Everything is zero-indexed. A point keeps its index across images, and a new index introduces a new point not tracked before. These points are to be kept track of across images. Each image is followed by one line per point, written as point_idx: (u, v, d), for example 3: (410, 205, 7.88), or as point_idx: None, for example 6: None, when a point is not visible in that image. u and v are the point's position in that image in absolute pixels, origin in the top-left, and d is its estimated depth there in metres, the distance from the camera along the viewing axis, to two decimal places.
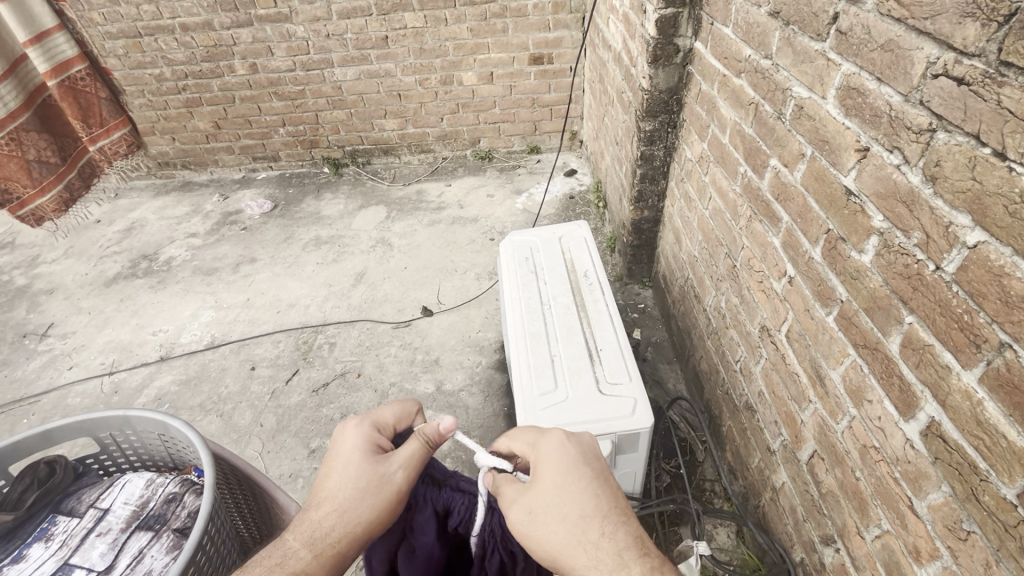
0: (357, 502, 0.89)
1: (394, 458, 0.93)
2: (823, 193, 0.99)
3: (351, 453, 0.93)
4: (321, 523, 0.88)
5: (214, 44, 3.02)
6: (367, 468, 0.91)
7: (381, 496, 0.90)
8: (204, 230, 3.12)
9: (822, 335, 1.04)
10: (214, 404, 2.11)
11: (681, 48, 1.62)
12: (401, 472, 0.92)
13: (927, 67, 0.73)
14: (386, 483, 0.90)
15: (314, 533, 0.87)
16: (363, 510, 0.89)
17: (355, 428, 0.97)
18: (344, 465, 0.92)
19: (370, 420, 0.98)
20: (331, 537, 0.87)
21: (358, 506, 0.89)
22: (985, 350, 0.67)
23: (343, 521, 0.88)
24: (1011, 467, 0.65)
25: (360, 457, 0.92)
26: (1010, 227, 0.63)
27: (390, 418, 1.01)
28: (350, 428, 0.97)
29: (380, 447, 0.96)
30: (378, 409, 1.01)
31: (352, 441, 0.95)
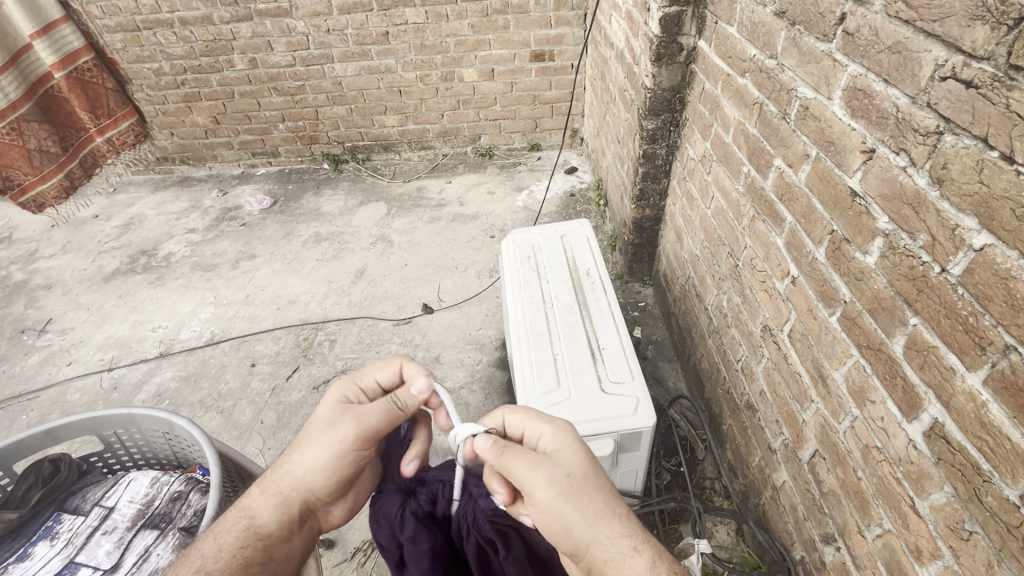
0: (312, 448, 0.94)
1: (355, 411, 0.94)
2: (828, 194, 0.99)
3: (324, 404, 0.99)
4: (286, 470, 0.96)
5: (213, 39, 3.00)
6: (327, 421, 0.95)
7: (331, 445, 0.93)
8: (203, 226, 3.11)
9: (825, 335, 1.04)
10: (215, 400, 2.11)
11: (685, 47, 1.62)
12: (351, 422, 0.93)
13: (935, 70, 0.73)
14: (337, 433, 0.93)
15: (279, 476, 0.96)
16: (319, 457, 0.93)
17: (338, 382, 1.02)
18: (316, 415, 0.98)
19: (350, 379, 1.02)
20: (289, 482, 0.95)
21: (313, 456, 0.93)
22: (990, 352, 0.68)
23: (301, 468, 0.94)
24: (1015, 469, 0.65)
25: (325, 408, 0.97)
26: (1016, 231, 0.63)
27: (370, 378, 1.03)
28: (335, 383, 1.03)
29: (351, 404, 0.99)
30: (363, 369, 1.04)
31: (330, 394, 1.00)
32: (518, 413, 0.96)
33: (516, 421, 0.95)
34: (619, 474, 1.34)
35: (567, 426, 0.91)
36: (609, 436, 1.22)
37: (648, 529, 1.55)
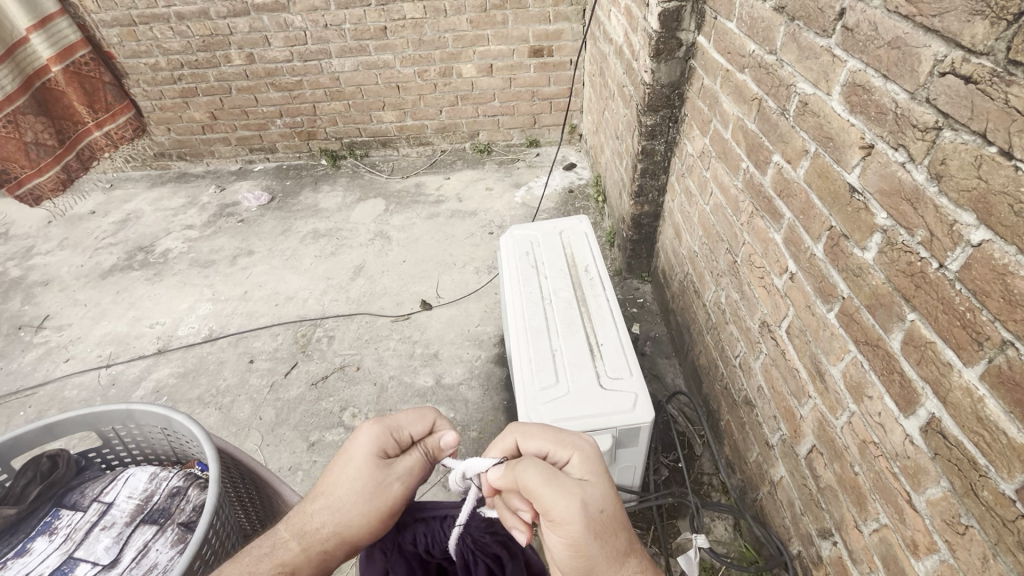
0: (352, 505, 0.90)
1: (397, 471, 0.92)
2: (826, 190, 0.99)
3: (360, 458, 0.92)
4: (317, 522, 0.90)
5: (210, 34, 2.99)
6: (369, 478, 0.91)
7: (375, 503, 0.90)
8: (201, 222, 3.10)
9: (823, 331, 1.05)
10: (213, 397, 2.11)
11: (684, 42, 1.62)
12: (399, 485, 0.91)
13: (934, 65, 0.73)
14: (384, 495, 0.91)
15: (305, 525, 0.91)
16: (359, 514, 0.90)
17: (369, 429, 0.94)
18: (350, 468, 0.92)
19: (384, 428, 0.94)
20: (323, 535, 0.89)
21: (355, 513, 0.90)
22: (987, 348, 0.68)
23: (338, 524, 0.89)
24: (1011, 463, 0.66)
25: (363, 462, 0.92)
26: (1014, 226, 0.63)
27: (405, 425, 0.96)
28: (364, 429, 0.94)
29: (387, 455, 0.94)
30: (396, 414, 0.96)
31: (364, 445, 0.93)
32: (536, 433, 0.88)
33: (534, 442, 0.88)
34: (617, 469, 1.34)
35: (594, 449, 0.84)
36: (607, 432, 1.23)
37: (646, 524, 1.55)
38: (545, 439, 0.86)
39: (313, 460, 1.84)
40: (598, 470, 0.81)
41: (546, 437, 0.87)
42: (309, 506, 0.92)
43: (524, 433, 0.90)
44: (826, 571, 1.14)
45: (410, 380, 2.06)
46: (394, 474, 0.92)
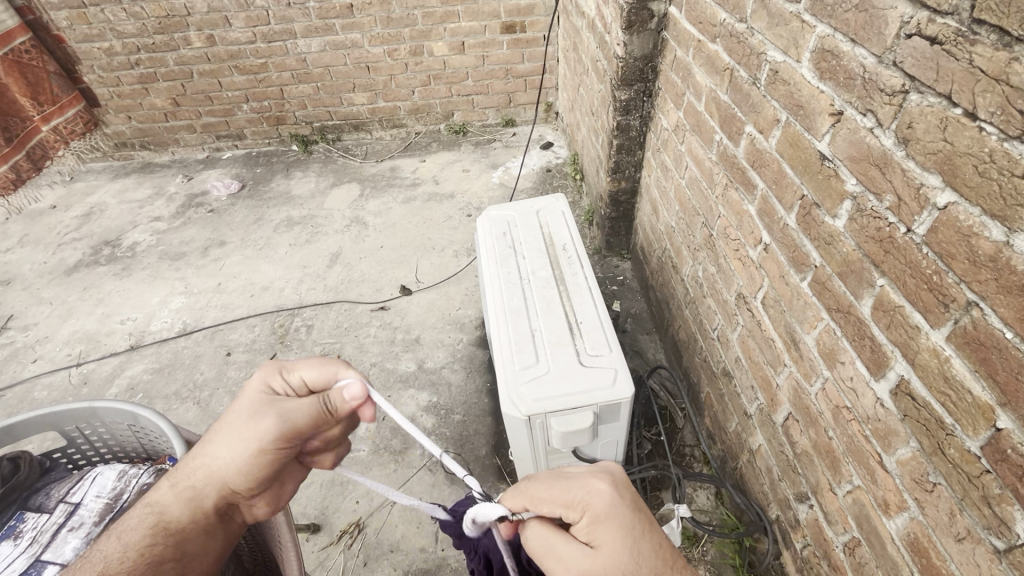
0: (219, 438, 0.85)
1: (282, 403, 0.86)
2: (798, 159, 0.99)
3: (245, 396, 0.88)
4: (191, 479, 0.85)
5: (166, 15, 2.85)
6: (248, 414, 0.85)
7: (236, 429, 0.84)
8: (169, 213, 3.00)
9: (797, 300, 1.06)
10: (191, 391, 2.07)
11: (656, 13, 1.59)
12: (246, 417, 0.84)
13: (901, 27, 0.72)
14: (256, 426, 0.83)
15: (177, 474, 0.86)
16: (232, 453, 0.83)
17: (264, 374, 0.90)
18: (232, 407, 0.87)
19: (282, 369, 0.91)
20: (196, 479, 0.85)
21: (228, 450, 0.83)
22: (953, 309, 0.69)
23: (214, 469, 0.84)
24: (975, 421, 0.67)
25: (251, 403, 0.86)
26: (978, 186, 0.63)
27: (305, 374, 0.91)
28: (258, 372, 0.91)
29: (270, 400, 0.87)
30: (296, 362, 0.92)
31: (253, 384, 0.89)
32: (540, 497, 0.81)
33: (545, 507, 0.80)
34: (600, 445, 1.35)
35: (604, 507, 0.74)
36: (588, 409, 1.23)
37: None
38: (554, 504, 0.79)
39: None
40: (609, 537, 0.72)
41: (554, 499, 0.79)
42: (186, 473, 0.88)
43: (533, 495, 0.83)
44: (803, 533, 1.17)
45: (392, 366, 2.05)
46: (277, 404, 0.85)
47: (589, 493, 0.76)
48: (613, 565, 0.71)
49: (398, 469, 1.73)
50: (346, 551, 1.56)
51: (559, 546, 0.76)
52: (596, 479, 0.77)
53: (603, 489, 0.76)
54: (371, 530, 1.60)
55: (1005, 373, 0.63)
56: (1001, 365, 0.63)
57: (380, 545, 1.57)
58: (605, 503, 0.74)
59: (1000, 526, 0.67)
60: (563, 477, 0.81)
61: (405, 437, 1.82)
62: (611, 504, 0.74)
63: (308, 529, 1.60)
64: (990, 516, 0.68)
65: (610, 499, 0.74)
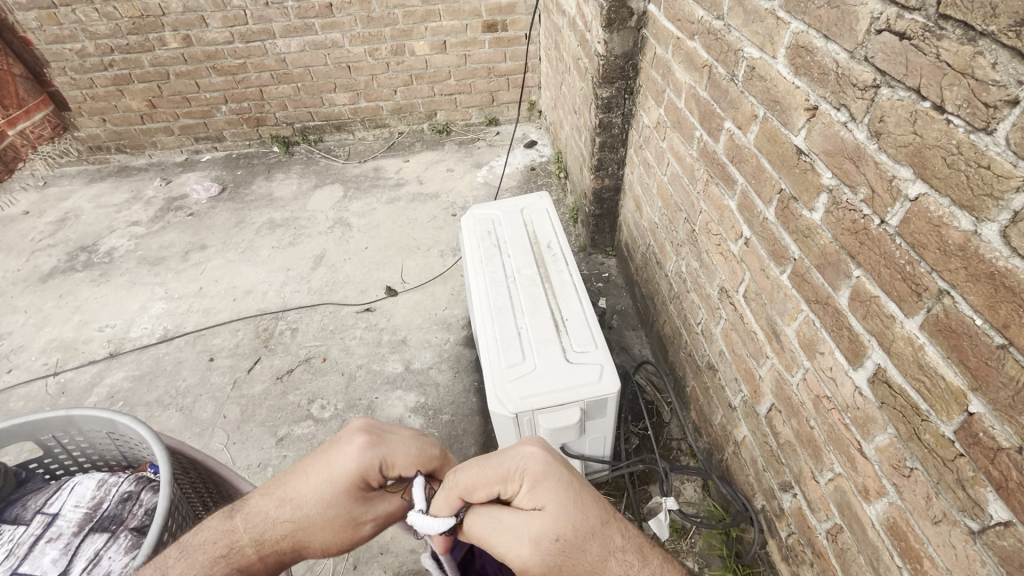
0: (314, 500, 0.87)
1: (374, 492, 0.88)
2: (775, 153, 1.00)
3: (337, 475, 0.86)
4: (276, 522, 0.89)
5: (140, 15, 2.79)
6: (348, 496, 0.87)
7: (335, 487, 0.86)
8: (148, 218, 2.94)
9: (777, 293, 1.07)
10: (173, 398, 2.03)
11: (635, 11, 1.60)
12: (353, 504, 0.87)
13: (871, 24, 0.74)
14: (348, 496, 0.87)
15: (260, 533, 0.89)
16: (322, 531, 0.87)
17: (360, 450, 0.86)
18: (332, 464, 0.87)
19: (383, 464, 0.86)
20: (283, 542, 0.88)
21: (318, 499, 0.87)
22: (926, 298, 0.70)
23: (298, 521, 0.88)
24: (949, 406, 0.69)
25: (348, 486, 0.86)
26: (947, 178, 0.65)
27: (401, 459, 0.88)
28: (355, 453, 0.86)
29: (368, 486, 0.87)
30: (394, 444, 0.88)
31: (350, 457, 0.86)
32: (473, 480, 0.77)
33: (481, 492, 0.77)
34: (587, 441, 1.36)
35: (539, 465, 0.75)
36: (575, 405, 1.24)
37: (619, 491, 1.59)
38: (490, 482, 0.76)
39: (282, 455, 1.81)
40: (552, 495, 0.73)
41: (490, 478, 0.76)
42: (258, 495, 0.94)
43: (464, 485, 0.78)
44: (788, 522, 1.19)
45: (378, 367, 2.04)
46: (372, 512, 0.88)
47: (526, 460, 0.76)
48: (560, 523, 0.71)
49: None
50: (336, 554, 1.55)
51: (507, 519, 0.74)
52: (524, 446, 0.78)
53: (535, 453, 0.77)
54: None
55: (975, 359, 0.64)
56: (972, 351, 0.64)
57: (369, 548, 1.55)
58: (541, 463, 0.76)
59: (973, 507, 0.69)
60: (491, 455, 0.79)
61: None
62: (546, 464, 0.76)
63: None
64: (965, 498, 0.69)
65: (545, 460, 0.76)
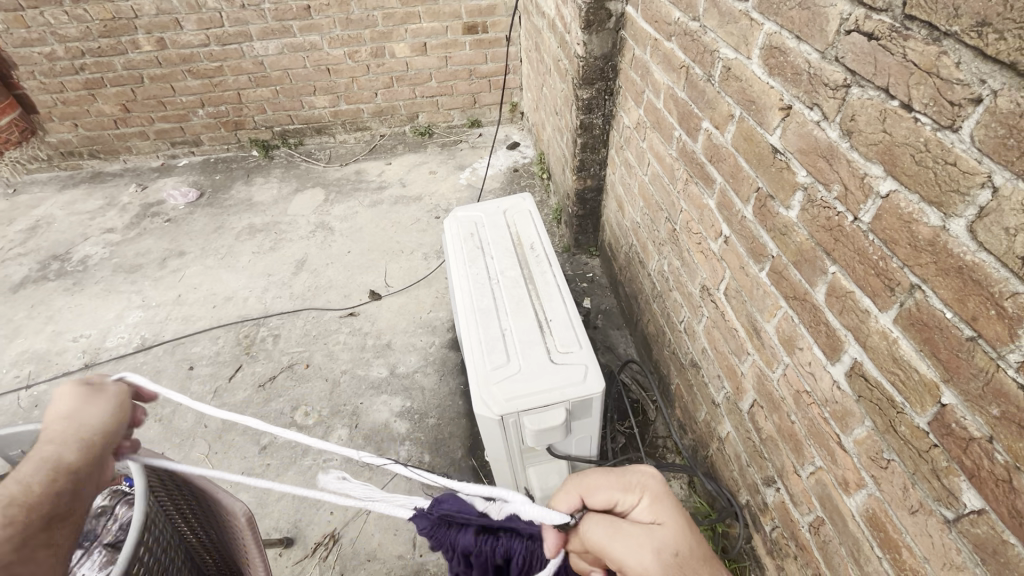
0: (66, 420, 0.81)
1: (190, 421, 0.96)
2: (752, 152, 1.02)
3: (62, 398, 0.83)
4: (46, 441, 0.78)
5: (112, 18, 2.73)
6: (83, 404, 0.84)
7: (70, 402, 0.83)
8: (123, 224, 2.88)
9: (757, 290, 1.09)
10: (152, 408, 1.98)
11: (613, 13, 1.61)
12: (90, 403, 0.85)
13: (841, 24, 0.75)
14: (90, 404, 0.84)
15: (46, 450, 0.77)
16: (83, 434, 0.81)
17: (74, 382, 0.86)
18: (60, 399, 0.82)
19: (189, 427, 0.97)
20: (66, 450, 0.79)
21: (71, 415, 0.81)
22: (898, 293, 0.72)
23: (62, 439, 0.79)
24: (922, 398, 0.71)
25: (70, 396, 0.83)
26: (916, 174, 0.66)
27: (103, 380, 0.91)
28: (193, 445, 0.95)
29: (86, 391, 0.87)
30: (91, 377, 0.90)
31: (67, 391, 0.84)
32: (602, 483, 0.95)
33: (603, 495, 0.93)
34: (574, 441, 1.36)
35: (657, 484, 0.92)
36: (560, 405, 1.24)
37: None
38: (614, 488, 0.93)
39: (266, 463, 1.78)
40: (669, 511, 0.88)
41: (614, 485, 0.94)
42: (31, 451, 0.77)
43: (590, 487, 0.95)
44: (771, 516, 1.21)
45: (363, 372, 2.01)
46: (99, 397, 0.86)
47: (644, 478, 0.94)
48: (677, 538, 0.84)
49: (372, 477, 1.71)
50: (322, 563, 1.53)
51: (627, 525, 0.86)
52: (644, 470, 0.96)
53: (656, 475, 0.95)
54: (346, 541, 1.57)
55: (946, 352, 0.66)
56: (944, 344, 0.66)
57: (356, 556, 1.54)
58: (660, 484, 0.93)
59: (948, 497, 0.70)
60: (617, 470, 0.97)
61: (379, 445, 1.79)
62: (665, 486, 0.92)
63: (281, 544, 1.56)
64: (939, 488, 0.71)
65: (661, 482, 0.93)
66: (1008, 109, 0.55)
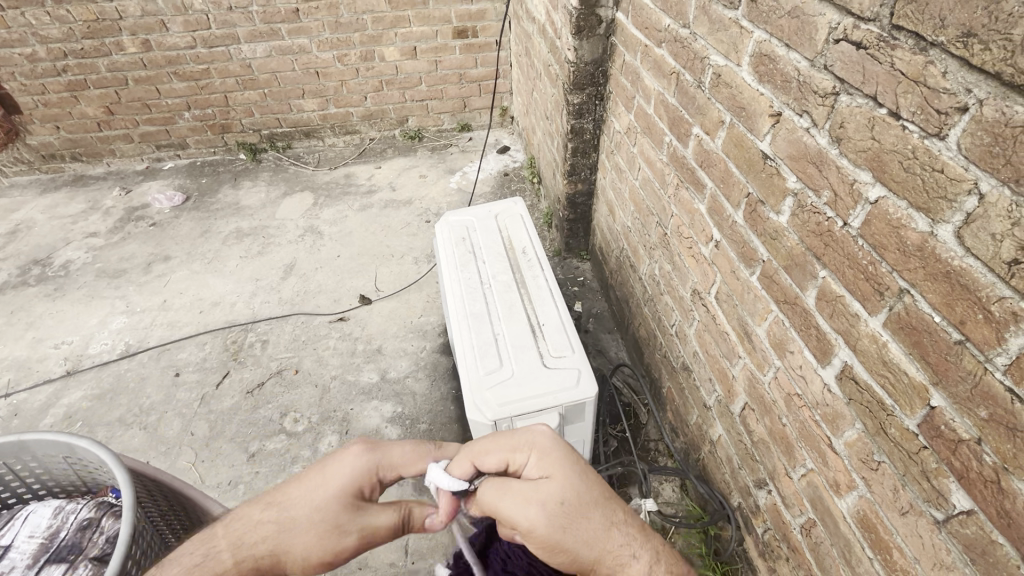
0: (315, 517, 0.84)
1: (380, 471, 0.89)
2: (742, 158, 1.03)
3: (333, 481, 0.86)
4: (258, 524, 0.85)
5: (96, 19, 2.69)
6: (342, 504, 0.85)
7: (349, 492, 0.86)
8: (107, 228, 2.83)
9: (747, 294, 1.10)
10: (136, 416, 1.95)
11: (603, 19, 1.62)
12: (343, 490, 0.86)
13: (829, 33, 0.76)
14: (331, 485, 0.86)
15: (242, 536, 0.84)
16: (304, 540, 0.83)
17: (357, 458, 0.88)
18: (325, 478, 0.87)
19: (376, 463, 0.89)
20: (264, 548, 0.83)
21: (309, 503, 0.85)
22: (887, 297, 0.73)
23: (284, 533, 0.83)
24: (912, 401, 0.72)
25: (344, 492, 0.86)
26: (904, 181, 0.67)
27: (399, 459, 0.91)
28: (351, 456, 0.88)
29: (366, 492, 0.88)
30: (392, 449, 0.91)
31: (346, 472, 0.87)
32: (494, 445, 0.89)
33: (490, 459, 0.88)
34: None
35: (545, 442, 0.86)
36: (553, 409, 1.24)
37: None
38: (502, 450, 0.87)
39: (255, 471, 1.75)
40: (556, 464, 0.82)
41: (502, 447, 0.88)
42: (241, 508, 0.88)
43: (479, 452, 0.89)
44: (763, 518, 1.22)
45: (354, 378, 2.00)
46: (360, 522, 0.84)
47: (535, 434, 0.88)
48: (566, 489, 0.78)
49: None
50: None
51: (516, 485, 0.81)
52: (536, 428, 0.90)
53: (544, 431, 0.88)
54: None
55: (935, 355, 0.67)
56: (932, 347, 0.67)
57: (347, 564, 1.52)
58: (549, 440, 0.86)
59: (937, 497, 0.71)
60: (508, 434, 0.90)
61: None
62: (553, 440, 0.86)
63: None
64: (929, 489, 0.72)
65: (552, 438, 0.87)
66: (993, 118, 0.56)
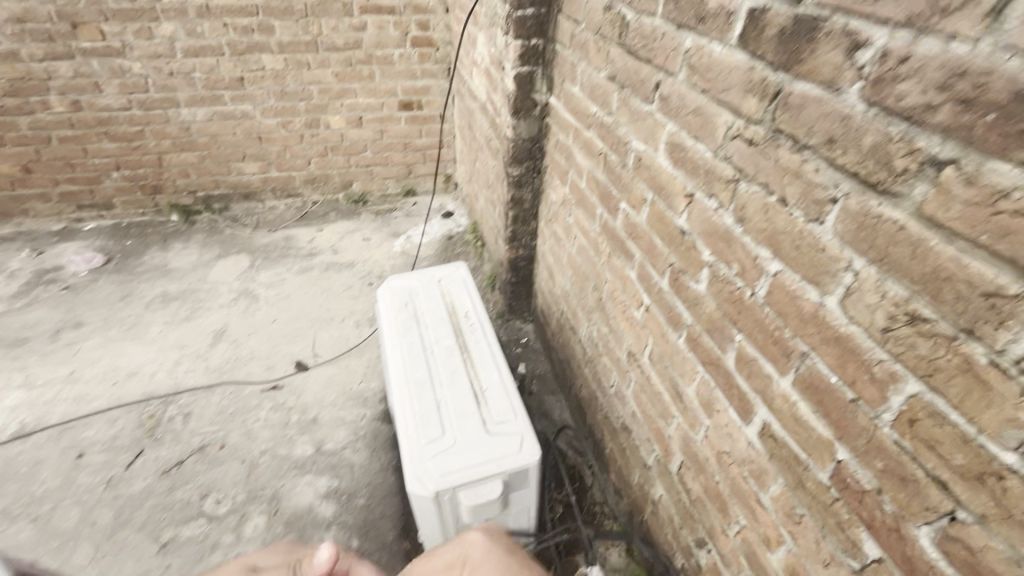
0: None
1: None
2: (664, 232, 1.14)
3: None
4: None
5: (21, 77, 2.60)
6: None
7: None
8: (10, 293, 2.58)
9: (676, 355, 1.17)
10: (26, 507, 1.71)
11: (538, 102, 1.77)
12: None
13: (726, 130, 0.89)
14: None
15: None
16: None
17: None
18: None
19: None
20: None
21: None
22: (793, 359, 0.81)
23: None
24: (822, 455, 0.78)
25: None
26: (796, 258, 0.77)
27: None
28: None
29: None
30: None
31: None
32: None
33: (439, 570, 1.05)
34: (512, 514, 1.33)
35: (474, 551, 1.02)
36: (497, 478, 1.22)
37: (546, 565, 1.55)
38: (444, 561, 1.05)
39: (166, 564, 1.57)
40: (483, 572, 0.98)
41: (443, 559, 1.05)
42: None
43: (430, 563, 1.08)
44: None
45: (286, 451, 1.87)
46: None
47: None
48: None
49: None
50: None
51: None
52: (471, 537, 1.06)
53: (477, 541, 1.04)
54: None
55: (836, 413, 0.74)
56: (833, 405, 0.74)
57: None
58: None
59: (853, 547, 0.76)
60: (450, 543, 1.08)
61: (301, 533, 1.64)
62: (482, 550, 1.02)
63: None
64: (845, 540, 0.77)
65: (483, 548, 1.02)
66: (857, 208, 0.67)
